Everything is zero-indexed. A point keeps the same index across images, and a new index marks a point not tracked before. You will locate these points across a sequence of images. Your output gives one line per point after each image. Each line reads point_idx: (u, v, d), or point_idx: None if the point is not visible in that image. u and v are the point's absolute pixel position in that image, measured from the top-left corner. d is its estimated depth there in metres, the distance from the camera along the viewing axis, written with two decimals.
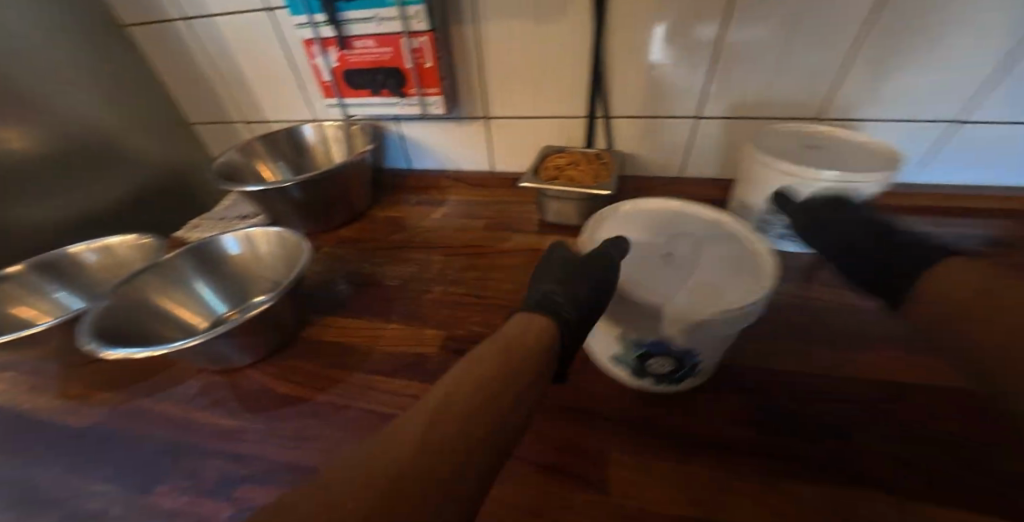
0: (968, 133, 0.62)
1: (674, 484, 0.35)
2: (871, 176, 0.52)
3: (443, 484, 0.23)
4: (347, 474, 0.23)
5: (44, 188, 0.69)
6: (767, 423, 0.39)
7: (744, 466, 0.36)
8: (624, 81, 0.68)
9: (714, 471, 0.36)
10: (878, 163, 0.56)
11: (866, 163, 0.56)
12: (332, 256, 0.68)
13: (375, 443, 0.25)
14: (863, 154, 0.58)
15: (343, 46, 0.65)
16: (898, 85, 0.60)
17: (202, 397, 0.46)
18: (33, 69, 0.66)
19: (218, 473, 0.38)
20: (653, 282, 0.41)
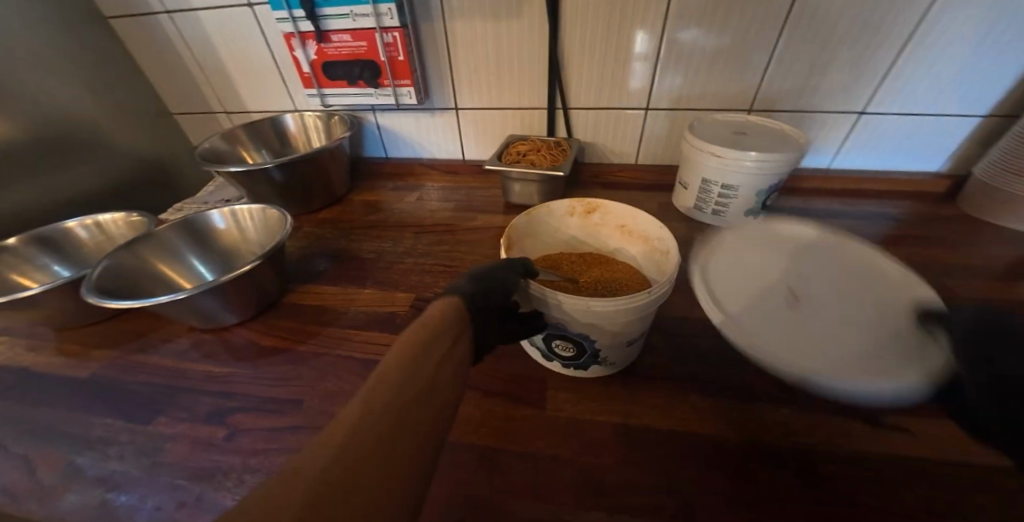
0: (870, 123, 0.72)
1: (603, 401, 0.44)
2: (781, 156, 0.60)
3: (379, 500, 0.25)
4: (277, 497, 0.23)
5: (32, 171, 0.70)
6: (677, 357, 0.48)
7: (655, 389, 0.45)
8: (580, 76, 0.76)
9: (632, 392, 0.45)
10: (789, 146, 0.65)
11: (780, 146, 0.65)
12: (313, 234, 0.73)
13: (301, 460, 0.24)
14: (782, 139, 0.67)
15: (321, 40, 0.71)
16: (812, 81, 0.70)
17: (193, 349, 0.51)
18: (18, 53, 0.68)
19: (213, 406, 0.44)
20: (796, 330, 0.39)
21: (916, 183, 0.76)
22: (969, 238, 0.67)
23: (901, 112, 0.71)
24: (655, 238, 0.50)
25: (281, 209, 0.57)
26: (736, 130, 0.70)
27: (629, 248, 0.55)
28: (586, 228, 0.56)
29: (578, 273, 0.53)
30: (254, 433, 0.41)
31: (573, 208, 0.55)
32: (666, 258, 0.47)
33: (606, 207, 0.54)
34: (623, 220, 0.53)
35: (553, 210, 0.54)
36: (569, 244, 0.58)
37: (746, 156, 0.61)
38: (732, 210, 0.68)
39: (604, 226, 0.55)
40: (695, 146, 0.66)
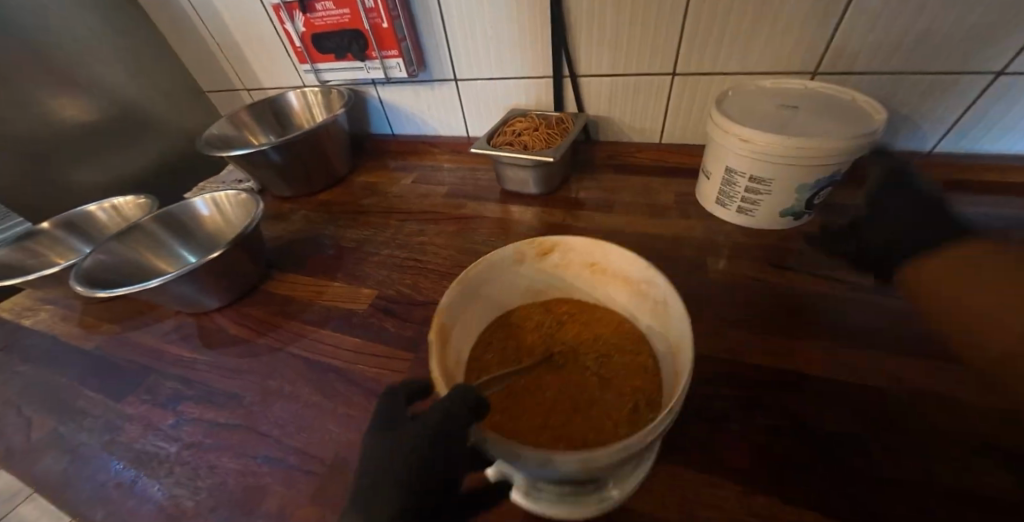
0: (1007, 88, 0.50)
1: None
2: (837, 139, 0.44)
3: None
4: None
5: (88, 152, 0.80)
6: None
7: None
8: (590, 37, 0.62)
9: None
10: (855, 119, 0.48)
11: (841, 120, 0.48)
12: (307, 218, 0.75)
13: None
14: (847, 115, 0.49)
15: (306, 10, 0.68)
16: (914, 26, 0.49)
17: (175, 332, 0.55)
18: (67, 43, 0.75)
19: (170, 392, 0.48)
20: None
21: None
22: None
23: None
24: (640, 279, 0.38)
25: (253, 192, 0.59)
26: (784, 101, 0.53)
27: (606, 291, 0.43)
28: (544, 272, 0.43)
29: (552, 340, 0.42)
30: (195, 423, 0.44)
31: (522, 253, 0.41)
32: (663, 311, 0.36)
33: (566, 245, 0.41)
34: (589, 256, 0.41)
35: (496, 262, 0.40)
36: (529, 294, 0.45)
37: (786, 142, 0.45)
38: (767, 205, 0.53)
39: (568, 266, 0.43)
40: (723, 127, 0.51)
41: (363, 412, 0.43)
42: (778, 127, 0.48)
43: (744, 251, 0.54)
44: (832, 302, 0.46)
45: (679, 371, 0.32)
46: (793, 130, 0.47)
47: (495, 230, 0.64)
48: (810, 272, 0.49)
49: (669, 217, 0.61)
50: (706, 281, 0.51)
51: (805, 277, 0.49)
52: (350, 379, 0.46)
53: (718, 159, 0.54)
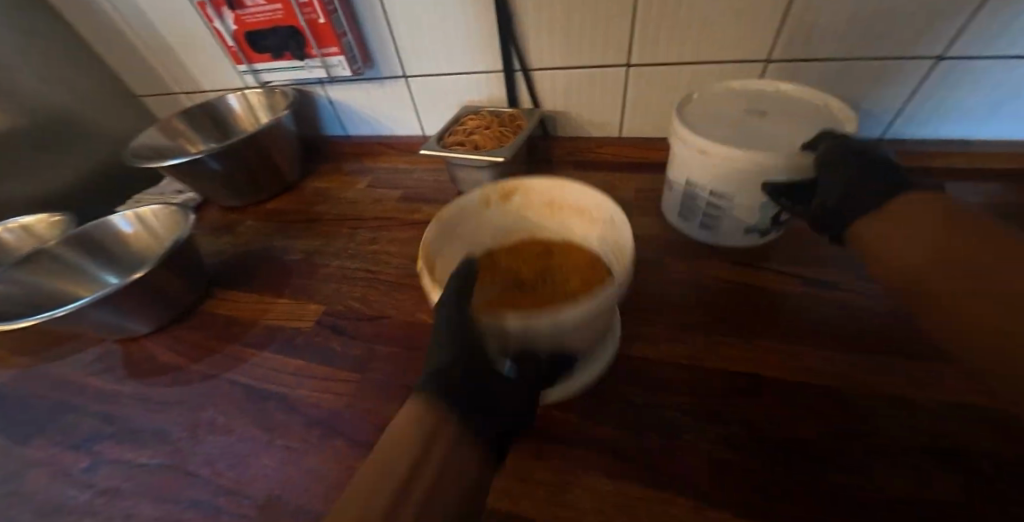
0: (950, 74, 0.50)
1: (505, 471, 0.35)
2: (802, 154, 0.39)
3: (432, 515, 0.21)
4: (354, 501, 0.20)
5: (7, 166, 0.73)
6: (602, 407, 0.38)
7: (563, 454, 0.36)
8: (539, 29, 0.59)
9: (535, 456, 0.36)
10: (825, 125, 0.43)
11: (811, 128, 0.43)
12: (254, 229, 0.70)
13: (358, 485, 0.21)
14: (815, 125, 0.44)
15: (235, 6, 0.62)
16: (863, 11, 0.48)
17: (97, 362, 0.51)
18: None
19: (88, 430, 0.43)
20: None
21: (1013, 158, 0.54)
22: None
23: (1001, 52, 0.47)
24: (593, 208, 0.42)
25: (182, 204, 0.55)
26: (749, 107, 0.47)
27: (567, 225, 0.46)
28: (509, 214, 0.46)
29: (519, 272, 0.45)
30: (113, 465, 0.40)
31: (487, 197, 0.44)
32: (612, 229, 0.40)
33: (526, 187, 0.44)
34: (549, 195, 0.44)
35: (464, 207, 0.43)
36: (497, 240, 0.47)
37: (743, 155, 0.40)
38: (729, 222, 0.48)
39: (531, 207, 0.46)
40: (682, 132, 0.46)
41: (301, 443, 0.40)
42: (738, 137, 0.43)
43: (705, 248, 0.53)
44: (788, 298, 0.45)
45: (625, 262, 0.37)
46: (755, 141, 0.42)
47: None
48: (769, 269, 0.48)
49: (629, 215, 0.59)
50: (666, 281, 0.49)
51: (765, 274, 0.48)
52: (289, 407, 0.43)
53: (678, 167, 0.49)
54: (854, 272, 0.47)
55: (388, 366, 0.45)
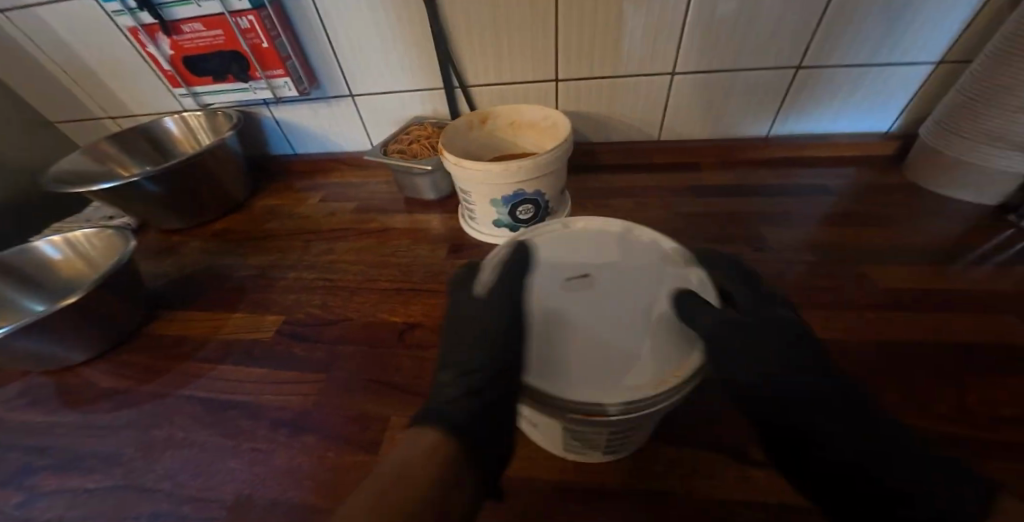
0: (806, 82, 0.63)
1: None
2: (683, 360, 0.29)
3: None
4: None
5: None
6: None
7: None
8: (475, 49, 0.65)
9: None
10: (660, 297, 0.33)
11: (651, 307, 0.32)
12: (199, 250, 0.69)
13: None
14: (644, 266, 0.35)
15: (172, 32, 0.63)
16: (738, 33, 0.59)
17: (24, 397, 0.47)
18: None
19: (19, 465, 0.41)
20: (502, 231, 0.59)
21: (859, 147, 0.68)
22: (918, 210, 0.58)
23: (840, 64, 0.60)
24: (543, 121, 0.61)
25: (119, 227, 0.53)
26: (572, 271, 0.35)
27: (522, 140, 0.65)
28: (485, 137, 0.64)
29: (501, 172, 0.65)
30: (55, 495, 0.38)
31: (471, 121, 0.61)
32: (555, 131, 0.60)
33: (494, 113, 0.62)
34: (510, 117, 0.63)
35: (454, 130, 0.59)
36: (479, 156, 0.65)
37: (649, 403, 0.27)
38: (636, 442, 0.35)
39: (500, 129, 0.64)
40: (541, 400, 0.28)
41: (267, 444, 0.40)
42: (615, 362, 0.29)
43: None
44: None
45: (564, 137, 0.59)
46: (633, 351, 0.30)
47: (407, 240, 0.64)
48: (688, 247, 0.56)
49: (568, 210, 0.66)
50: None
51: None
52: (252, 413, 0.43)
53: (535, 419, 0.32)
54: (754, 244, 0.56)
55: (353, 363, 0.47)
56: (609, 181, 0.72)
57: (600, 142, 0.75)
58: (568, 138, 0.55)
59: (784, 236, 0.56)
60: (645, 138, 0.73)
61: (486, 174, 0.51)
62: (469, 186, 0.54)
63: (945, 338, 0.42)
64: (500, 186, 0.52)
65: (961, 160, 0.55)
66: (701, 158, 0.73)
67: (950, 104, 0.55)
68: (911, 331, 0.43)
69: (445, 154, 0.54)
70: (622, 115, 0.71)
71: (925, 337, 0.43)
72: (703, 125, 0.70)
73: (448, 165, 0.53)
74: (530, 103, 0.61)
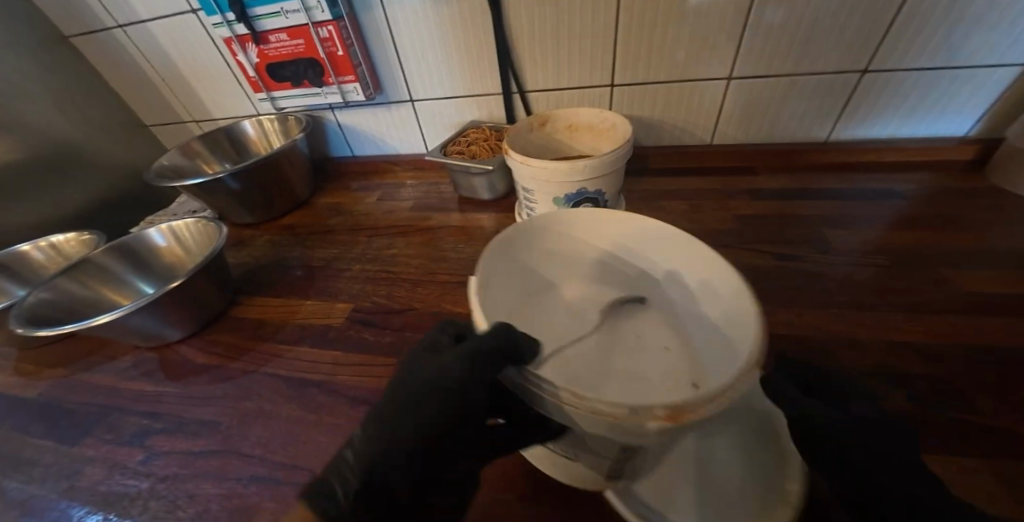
0: (870, 86, 0.61)
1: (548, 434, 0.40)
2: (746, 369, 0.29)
3: None
4: None
5: None
6: None
7: None
8: (533, 60, 0.68)
9: None
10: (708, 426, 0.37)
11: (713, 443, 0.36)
12: (272, 242, 0.74)
13: None
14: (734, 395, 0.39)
15: (260, 41, 0.69)
16: (798, 39, 0.59)
17: (133, 368, 0.53)
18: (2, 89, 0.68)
19: (134, 427, 0.45)
20: None
21: (930, 153, 0.65)
22: (996, 215, 0.55)
23: (908, 67, 0.59)
24: (601, 122, 0.63)
25: (212, 217, 0.58)
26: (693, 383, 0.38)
27: (578, 141, 0.67)
28: (543, 138, 0.66)
29: None
30: (168, 456, 0.42)
31: (531, 123, 0.63)
32: (614, 132, 0.62)
33: (554, 114, 0.64)
34: (569, 119, 0.65)
35: (516, 132, 0.62)
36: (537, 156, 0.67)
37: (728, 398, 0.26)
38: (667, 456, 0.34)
39: (556, 132, 0.66)
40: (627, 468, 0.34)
41: (348, 420, 0.43)
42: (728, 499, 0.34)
43: (689, 234, 0.60)
44: (762, 271, 0.53)
45: (621, 138, 0.60)
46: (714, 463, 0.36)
47: (463, 237, 0.67)
48: (748, 248, 0.56)
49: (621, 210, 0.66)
50: None
51: (747, 253, 0.56)
52: (332, 390, 0.46)
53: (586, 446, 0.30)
54: (817, 247, 0.55)
55: None
56: (661, 184, 0.72)
57: (653, 145, 0.75)
58: (626, 138, 0.57)
59: (847, 240, 0.55)
60: (696, 142, 0.73)
61: (547, 170, 0.53)
62: (533, 184, 0.56)
63: None
64: (564, 185, 0.55)
65: None
66: (755, 162, 0.72)
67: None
68: (997, 337, 0.42)
69: (510, 153, 0.57)
70: (673, 118, 0.71)
71: (1014, 343, 0.41)
72: (757, 130, 0.70)
73: (512, 160, 0.56)
74: (590, 105, 0.63)
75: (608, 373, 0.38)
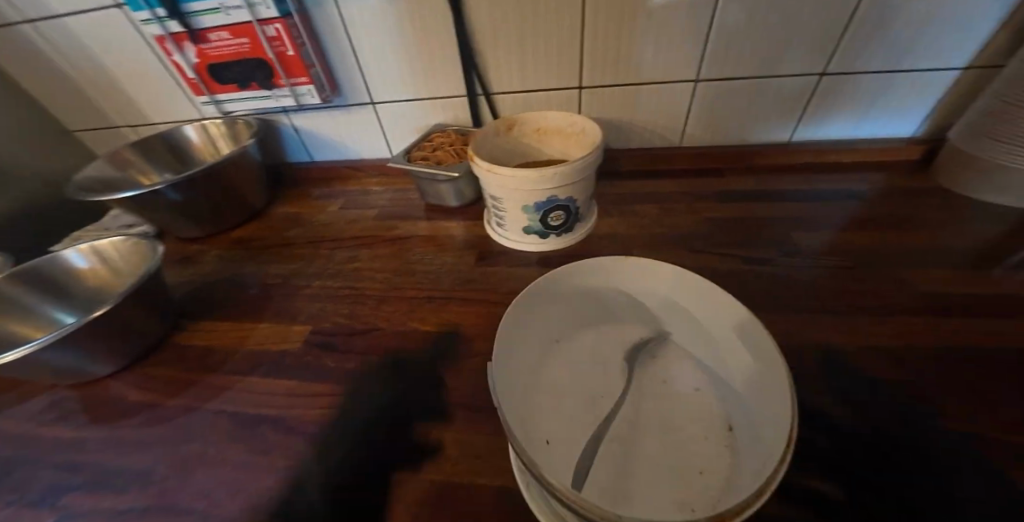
0: (829, 89, 0.63)
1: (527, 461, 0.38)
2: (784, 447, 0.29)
3: None
4: None
5: None
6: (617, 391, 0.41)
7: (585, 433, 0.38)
8: (498, 60, 0.66)
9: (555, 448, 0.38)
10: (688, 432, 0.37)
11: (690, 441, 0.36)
12: (220, 258, 0.68)
13: None
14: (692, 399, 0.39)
15: (198, 40, 0.63)
16: (760, 42, 0.59)
17: (51, 411, 0.46)
18: None
19: (50, 482, 0.40)
20: (531, 238, 0.59)
21: (885, 153, 0.67)
22: (949, 213, 0.58)
23: (864, 70, 0.60)
24: (570, 126, 0.61)
25: (144, 234, 0.53)
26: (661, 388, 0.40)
27: (547, 146, 0.65)
28: (511, 143, 0.64)
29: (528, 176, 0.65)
30: (91, 515, 0.37)
31: (498, 127, 0.61)
32: (584, 136, 0.61)
33: (522, 118, 0.61)
34: (538, 123, 0.63)
35: (483, 137, 0.59)
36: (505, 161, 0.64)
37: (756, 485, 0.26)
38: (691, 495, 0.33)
39: (524, 136, 0.64)
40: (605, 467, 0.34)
41: (306, 459, 0.39)
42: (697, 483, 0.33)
43: (663, 238, 0.60)
44: (736, 275, 0.52)
45: (591, 142, 0.59)
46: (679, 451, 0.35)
47: (431, 247, 0.63)
48: (721, 252, 0.56)
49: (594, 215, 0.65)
50: None
51: (721, 257, 0.55)
52: (286, 426, 0.42)
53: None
54: (787, 250, 0.55)
55: (385, 375, 0.45)
56: (632, 187, 0.71)
57: (623, 147, 0.74)
58: (596, 142, 0.55)
59: (814, 241, 0.56)
60: (666, 144, 0.73)
61: (516, 178, 0.51)
62: (502, 192, 0.54)
63: (995, 344, 0.42)
64: (534, 192, 0.52)
65: (1000, 164, 0.55)
66: (724, 164, 0.72)
67: (1006, 97, 0.52)
68: (959, 337, 0.43)
69: (477, 160, 0.54)
70: (642, 120, 0.70)
71: (974, 343, 0.42)
72: (723, 132, 0.70)
73: (478, 167, 0.53)
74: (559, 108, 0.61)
75: (643, 426, 0.38)
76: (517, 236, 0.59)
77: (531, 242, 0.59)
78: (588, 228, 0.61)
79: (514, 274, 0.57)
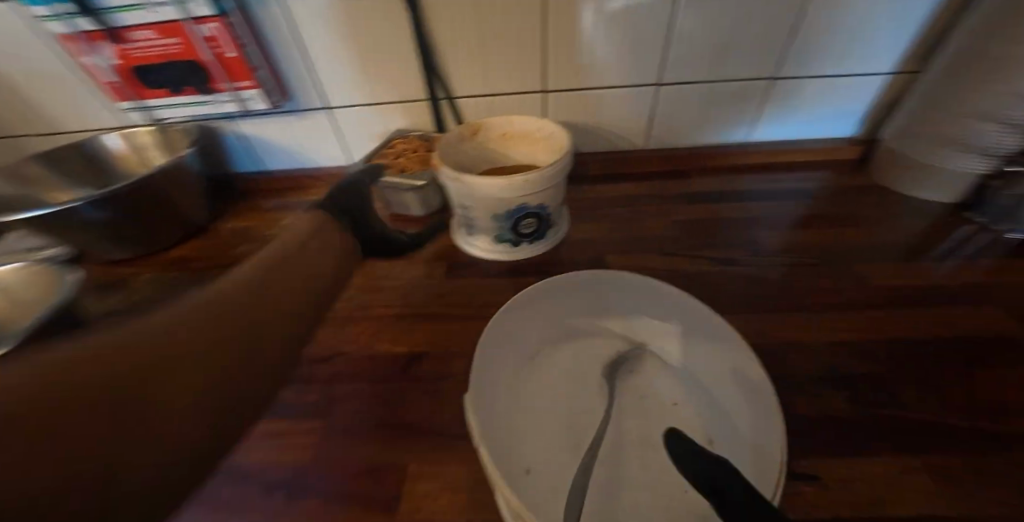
0: (781, 92, 0.65)
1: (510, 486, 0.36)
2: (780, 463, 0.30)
3: None
4: None
5: None
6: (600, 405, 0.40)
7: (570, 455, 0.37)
8: (459, 63, 0.63)
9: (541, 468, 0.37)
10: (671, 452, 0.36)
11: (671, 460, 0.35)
12: (156, 282, 0.61)
13: None
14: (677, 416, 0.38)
15: (117, 40, 0.56)
16: (716, 47, 0.60)
17: None
18: None
19: None
20: (503, 247, 0.57)
21: (832, 152, 0.71)
22: (895, 210, 0.61)
23: (811, 74, 0.63)
24: (536, 131, 0.60)
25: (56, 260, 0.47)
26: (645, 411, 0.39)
27: (514, 151, 0.63)
28: (476, 148, 0.61)
29: None
30: None
31: (461, 133, 0.58)
32: (550, 141, 0.59)
33: (487, 123, 0.59)
34: (503, 128, 0.61)
35: (446, 143, 0.57)
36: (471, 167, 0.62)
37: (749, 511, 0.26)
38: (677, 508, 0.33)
39: (490, 142, 0.62)
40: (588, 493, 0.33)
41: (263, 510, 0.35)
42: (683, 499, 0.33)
43: (634, 242, 0.59)
44: (708, 277, 0.53)
45: (559, 147, 0.58)
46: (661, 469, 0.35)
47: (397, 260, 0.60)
48: (691, 254, 0.56)
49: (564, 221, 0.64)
50: None
51: (691, 259, 0.56)
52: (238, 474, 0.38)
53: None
54: (752, 249, 0.56)
55: (351, 406, 0.42)
56: (601, 190, 0.70)
57: (590, 150, 0.74)
58: (564, 147, 0.54)
59: (776, 240, 0.57)
60: (631, 147, 0.73)
61: (484, 186, 0.48)
62: (469, 201, 0.51)
63: (945, 334, 0.44)
64: (503, 201, 0.50)
65: (927, 163, 0.59)
66: (688, 165, 0.73)
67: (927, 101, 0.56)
68: (914, 330, 0.45)
69: (441, 168, 0.51)
70: (608, 123, 0.70)
71: (927, 334, 0.44)
72: (686, 134, 0.71)
73: (444, 175, 0.51)
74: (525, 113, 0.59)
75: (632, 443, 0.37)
76: (488, 246, 0.57)
77: (503, 252, 0.57)
78: (560, 235, 0.60)
79: (487, 286, 0.54)
